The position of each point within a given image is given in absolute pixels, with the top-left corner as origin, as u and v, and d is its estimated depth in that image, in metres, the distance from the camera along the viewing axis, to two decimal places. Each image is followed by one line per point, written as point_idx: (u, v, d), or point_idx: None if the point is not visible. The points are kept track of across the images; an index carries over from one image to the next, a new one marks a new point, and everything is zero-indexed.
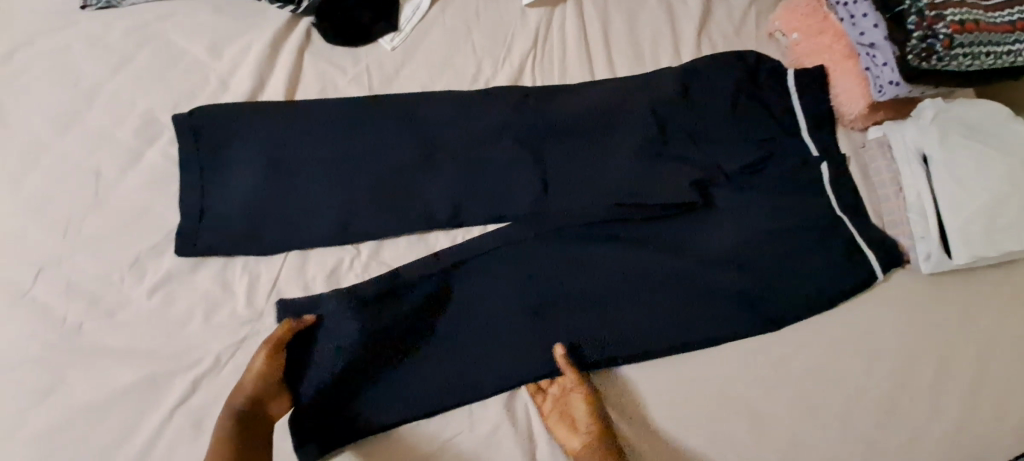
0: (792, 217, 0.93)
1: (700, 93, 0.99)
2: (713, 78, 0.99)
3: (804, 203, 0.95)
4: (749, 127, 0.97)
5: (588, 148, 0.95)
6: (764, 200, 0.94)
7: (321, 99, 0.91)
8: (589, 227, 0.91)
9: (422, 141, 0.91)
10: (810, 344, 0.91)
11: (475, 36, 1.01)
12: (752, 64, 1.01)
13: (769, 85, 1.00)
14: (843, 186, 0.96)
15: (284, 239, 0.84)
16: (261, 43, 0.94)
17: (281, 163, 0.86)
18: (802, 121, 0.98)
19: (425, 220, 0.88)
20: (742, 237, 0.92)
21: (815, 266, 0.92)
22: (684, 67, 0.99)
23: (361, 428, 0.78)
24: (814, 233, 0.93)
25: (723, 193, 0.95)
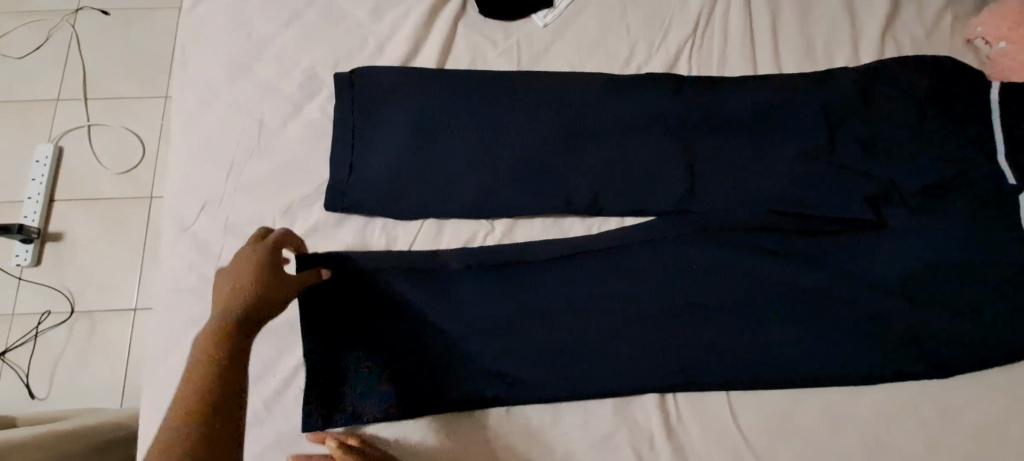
0: (978, 251, 0.81)
1: (880, 100, 0.88)
2: (899, 84, 0.88)
3: (995, 238, 0.82)
4: (936, 143, 0.86)
5: (745, 147, 0.87)
6: (946, 228, 0.82)
7: (474, 71, 0.90)
8: (737, 232, 0.84)
9: (568, 122, 0.88)
10: (981, 397, 0.80)
11: (630, 19, 0.96)
12: (947, 72, 0.88)
13: (966, 99, 0.88)
14: None
15: (425, 205, 0.84)
16: (419, 10, 0.94)
17: (430, 129, 0.86)
18: (1000, 142, 0.85)
19: (563, 204, 0.85)
20: (914, 266, 0.82)
21: (999, 311, 0.80)
22: (865, 69, 0.89)
23: (464, 401, 0.77)
24: (1003, 273, 0.81)
25: (896, 213, 0.84)
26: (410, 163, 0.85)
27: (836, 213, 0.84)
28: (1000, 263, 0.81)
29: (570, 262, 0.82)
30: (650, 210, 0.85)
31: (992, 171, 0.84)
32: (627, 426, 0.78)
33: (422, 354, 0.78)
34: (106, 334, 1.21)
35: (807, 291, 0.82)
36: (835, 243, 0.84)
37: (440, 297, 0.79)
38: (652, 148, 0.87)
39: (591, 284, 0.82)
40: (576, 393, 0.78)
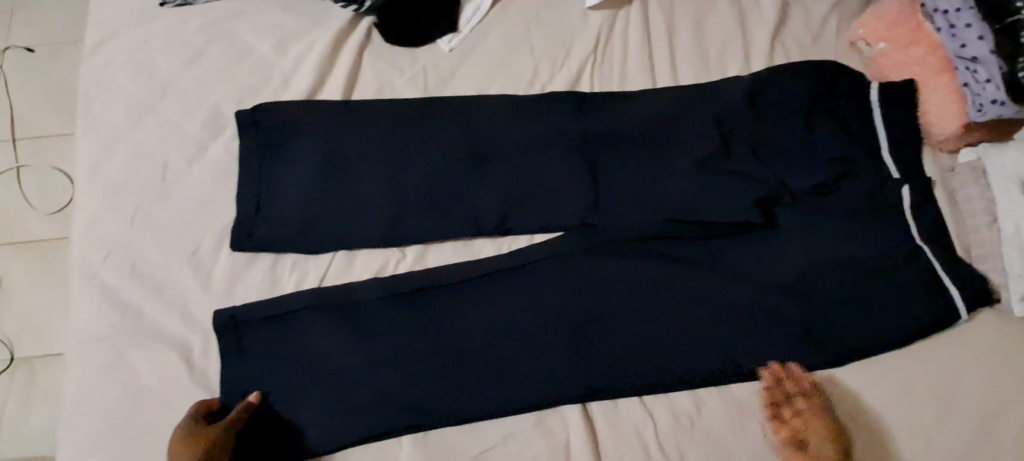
0: (864, 243, 0.87)
1: (769, 107, 0.93)
2: (787, 89, 0.93)
3: (879, 230, 0.87)
4: (823, 144, 0.91)
5: (645, 160, 0.91)
6: (831, 225, 0.88)
7: (378, 100, 0.92)
8: (640, 242, 0.87)
9: (473, 146, 0.90)
10: (877, 381, 0.84)
11: (534, 38, 0.99)
12: (829, 75, 0.93)
13: (849, 99, 0.92)
14: (923, 213, 0.88)
15: (335, 237, 0.85)
16: (322, 41, 0.95)
17: (336, 161, 0.88)
18: (881, 139, 0.91)
19: (472, 228, 0.87)
20: (804, 264, 0.87)
21: (884, 299, 0.85)
22: (754, 77, 0.94)
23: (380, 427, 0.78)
24: (887, 263, 0.86)
25: (787, 215, 0.89)
26: (319, 197, 0.86)
27: (734, 217, 0.87)
28: (882, 254, 0.86)
29: (480, 283, 0.85)
30: (556, 227, 0.88)
31: (872, 166, 0.90)
32: (544, 439, 0.80)
33: (337, 385, 0.79)
34: (49, 380, 1.18)
35: (710, 293, 0.86)
36: (734, 244, 0.89)
37: (356, 328, 0.81)
38: (558, 166, 0.90)
39: (502, 303, 0.84)
40: (491, 412, 0.80)
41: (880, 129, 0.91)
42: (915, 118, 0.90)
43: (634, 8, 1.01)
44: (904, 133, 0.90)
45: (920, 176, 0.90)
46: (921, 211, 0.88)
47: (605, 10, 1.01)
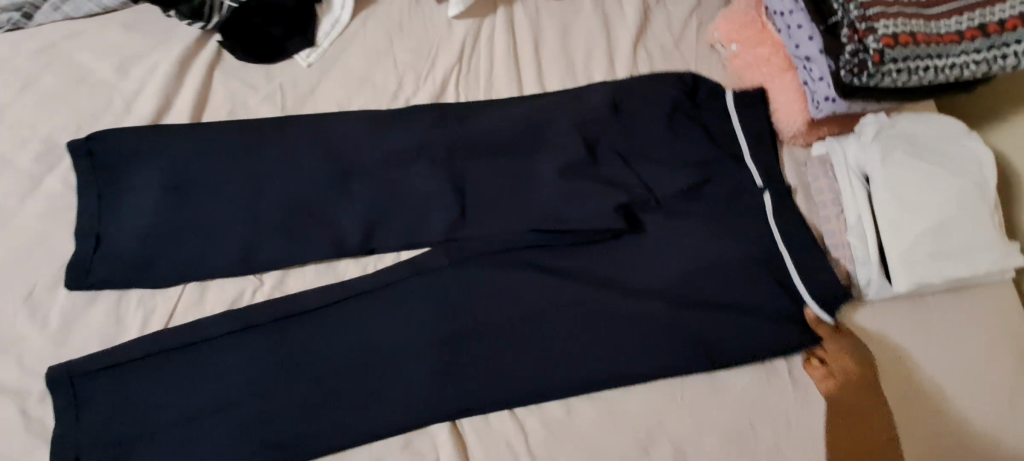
0: (724, 238, 0.89)
1: (632, 109, 0.94)
2: (645, 91, 0.95)
3: (737, 226, 0.89)
4: (682, 144, 0.93)
5: (510, 169, 0.91)
6: (694, 222, 0.90)
7: (228, 121, 0.87)
8: (507, 253, 0.87)
9: (331, 166, 0.87)
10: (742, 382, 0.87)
11: (397, 50, 0.97)
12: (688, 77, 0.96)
13: (706, 99, 0.95)
14: (783, 205, 0.89)
15: (184, 271, 0.81)
16: (167, 62, 0.90)
17: (186, 188, 0.84)
18: (740, 136, 0.92)
19: (331, 252, 0.84)
20: (668, 262, 0.89)
21: (744, 292, 0.87)
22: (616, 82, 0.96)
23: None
24: (746, 257, 0.88)
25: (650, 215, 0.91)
26: (162, 230, 0.81)
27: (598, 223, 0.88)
28: (742, 248, 0.88)
29: (342, 309, 0.83)
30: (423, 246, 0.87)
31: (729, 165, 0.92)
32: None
33: (189, 427, 0.76)
34: None
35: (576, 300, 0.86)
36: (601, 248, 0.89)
37: (208, 366, 0.78)
38: (421, 182, 0.88)
39: (365, 325, 0.83)
40: (357, 441, 0.78)
41: (735, 128, 0.93)
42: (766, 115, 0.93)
43: (499, 15, 1.01)
44: (758, 130, 0.92)
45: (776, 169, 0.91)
46: (775, 203, 0.89)
47: (470, 19, 1.00)
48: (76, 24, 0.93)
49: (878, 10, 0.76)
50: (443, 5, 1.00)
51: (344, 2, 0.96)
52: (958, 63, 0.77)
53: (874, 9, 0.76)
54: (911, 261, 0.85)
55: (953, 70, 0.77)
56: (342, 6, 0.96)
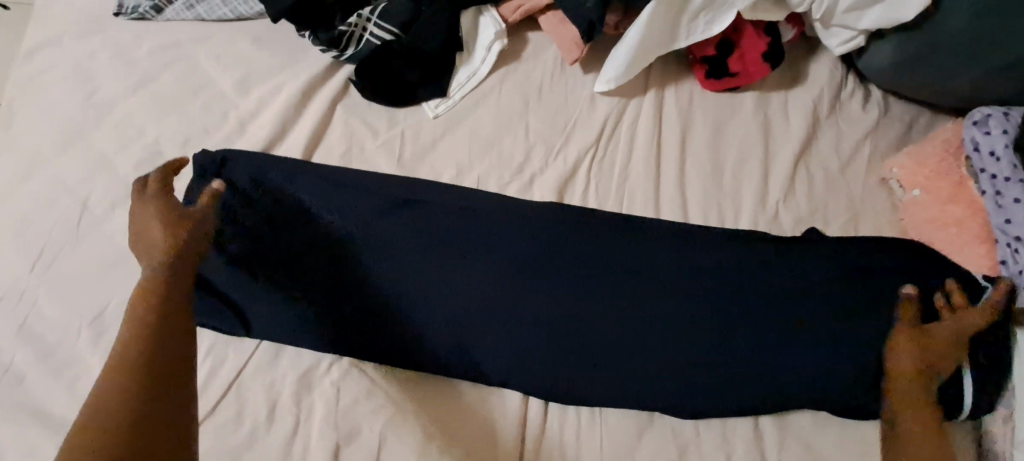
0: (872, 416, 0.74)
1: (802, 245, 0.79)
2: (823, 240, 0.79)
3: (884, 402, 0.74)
4: (841, 299, 0.77)
5: (648, 286, 0.78)
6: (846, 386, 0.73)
7: (356, 171, 0.80)
8: (633, 383, 0.75)
9: (449, 240, 0.77)
10: None
11: (531, 117, 0.87)
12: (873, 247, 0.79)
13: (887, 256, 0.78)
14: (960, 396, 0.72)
15: (286, 319, 0.74)
16: (293, 86, 0.83)
17: (303, 230, 0.76)
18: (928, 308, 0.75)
19: (441, 336, 0.74)
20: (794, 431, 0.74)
21: None
22: (768, 219, 0.85)
23: None
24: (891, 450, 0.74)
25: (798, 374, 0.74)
26: (269, 272, 0.75)
27: (737, 361, 0.75)
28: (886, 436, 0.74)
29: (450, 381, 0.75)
30: (537, 361, 0.75)
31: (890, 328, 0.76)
32: None
33: None
34: None
35: (690, 423, 0.75)
36: (738, 391, 0.74)
37: (375, 320, 0.74)
38: (544, 280, 0.77)
39: (473, 406, 0.74)
40: None
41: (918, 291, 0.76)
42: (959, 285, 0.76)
43: (648, 98, 0.91)
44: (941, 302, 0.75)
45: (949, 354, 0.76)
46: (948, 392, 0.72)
47: (616, 96, 0.90)
48: (205, 28, 0.88)
49: None
50: (591, 76, 0.90)
51: (486, 56, 0.88)
52: None
53: None
54: None
55: None
56: (483, 58, 0.88)
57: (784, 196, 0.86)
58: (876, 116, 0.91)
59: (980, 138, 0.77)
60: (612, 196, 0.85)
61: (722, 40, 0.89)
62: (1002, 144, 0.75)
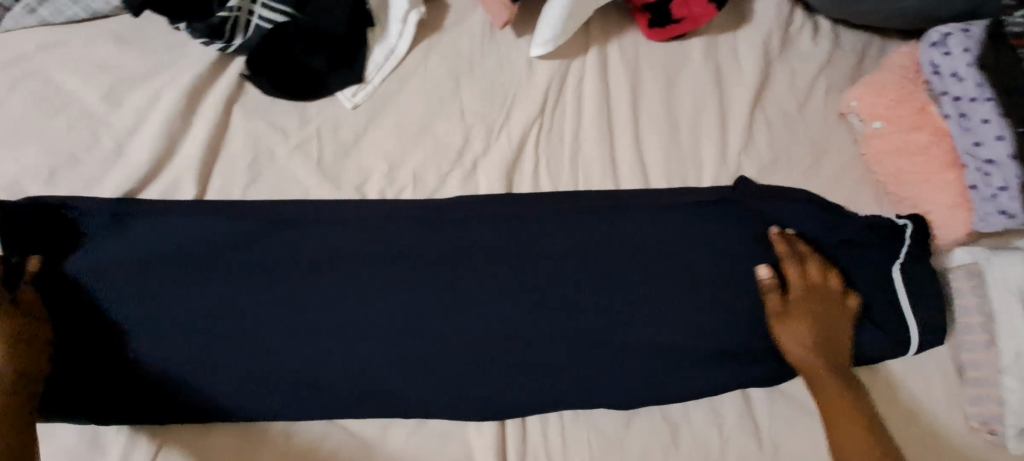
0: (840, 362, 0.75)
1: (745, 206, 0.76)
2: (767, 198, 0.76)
3: (864, 347, 0.75)
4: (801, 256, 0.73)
5: (610, 270, 0.73)
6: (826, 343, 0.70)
7: (272, 188, 0.70)
8: (610, 369, 0.71)
9: (320, 264, 0.68)
10: None
11: (465, 93, 0.77)
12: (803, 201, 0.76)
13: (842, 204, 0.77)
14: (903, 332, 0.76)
15: (135, 391, 0.64)
16: (175, 91, 0.70)
17: (210, 273, 0.66)
18: (878, 248, 0.76)
19: (368, 360, 0.68)
20: (773, 392, 0.73)
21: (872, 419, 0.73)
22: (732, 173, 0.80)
23: None
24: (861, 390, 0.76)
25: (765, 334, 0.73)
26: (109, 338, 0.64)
27: (709, 332, 0.73)
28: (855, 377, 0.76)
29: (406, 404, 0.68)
30: (506, 364, 0.70)
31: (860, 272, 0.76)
32: None
33: None
34: None
35: (675, 402, 0.71)
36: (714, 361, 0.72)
37: (319, 351, 0.67)
38: (490, 282, 0.71)
39: (434, 420, 0.68)
40: None
41: (860, 234, 0.76)
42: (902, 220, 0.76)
43: (591, 55, 0.82)
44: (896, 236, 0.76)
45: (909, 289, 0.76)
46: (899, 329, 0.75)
47: (556, 59, 0.81)
48: (54, 32, 0.72)
49: None
50: (524, 39, 0.81)
51: (403, 30, 0.76)
52: None
53: None
54: None
55: None
56: (400, 33, 0.76)
57: (744, 147, 0.81)
58: (827, 48, 0.86)
59: (940, 60, 0.72)
60: (565, 172, 0.77)
61: None
62: (965, 63, 0.70)
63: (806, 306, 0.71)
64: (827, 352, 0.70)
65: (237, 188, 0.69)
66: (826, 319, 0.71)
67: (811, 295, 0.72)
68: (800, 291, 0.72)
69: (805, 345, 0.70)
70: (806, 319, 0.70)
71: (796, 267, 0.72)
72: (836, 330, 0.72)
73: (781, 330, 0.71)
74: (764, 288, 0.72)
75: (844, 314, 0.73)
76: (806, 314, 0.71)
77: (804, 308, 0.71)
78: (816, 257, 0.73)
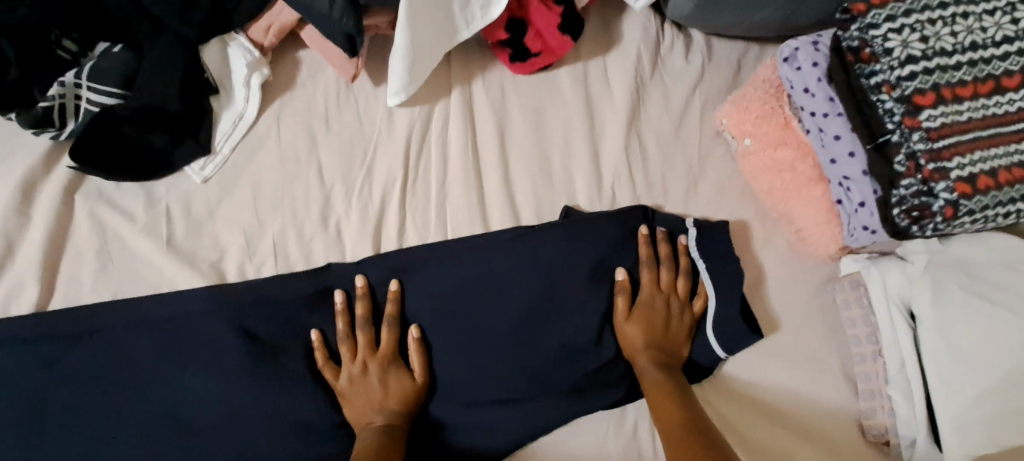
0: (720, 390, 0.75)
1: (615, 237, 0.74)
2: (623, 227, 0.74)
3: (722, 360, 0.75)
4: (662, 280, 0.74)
5: (479, 322, 0.71)
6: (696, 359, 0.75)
7: (121, 279, 0.68)
8: (491, 420, 0.71)
9: (175, 356, 0.66)
10: None
11: (321, 153, 0.75)
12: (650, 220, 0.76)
13: (712, 230, 0.76)
14: (784, 349, 0.76)
15: None
16: (7, 187, 0.68)
17: (58, 379, 0.64)
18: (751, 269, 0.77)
19: (229, 448, 0.65)
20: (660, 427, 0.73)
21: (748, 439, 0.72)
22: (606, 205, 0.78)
23: None
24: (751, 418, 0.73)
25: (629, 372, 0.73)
26: None
27: (585, 374, 0.72)
28: (746, 401, 0.74)
29: None
30: None
31: (709, 286, 0.74)
32: None
33: None
34: None
35: (561, 449, 0.71)
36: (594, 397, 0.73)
37: (181, 442, 0.65)
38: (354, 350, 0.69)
39: None
40: None
41: (732, 261, 0.75)
42: (762, 240, 0.78)
43: (453, 98, 0.80)
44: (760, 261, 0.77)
45: (782, 310, 0.76)
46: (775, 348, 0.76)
47: (416, 105, 0.79)
48: None
49: (952, 139, 0.61)
50: (382, 89, 0.78)
51: (248, 94, 0.74)
52: None
53: (947, 139, 0.61)
54: (968, 431, 0.68)
55: None
56: (245, 98, 0.74)
57: (618, 176, 0.79)
58: (700, 64, 0.84)
59: (792, 75, 0.70)
60: (433, 223, 0.75)
61: (515, 18, 0.79)
62: (814, 79, 0.68)
63: (651, 310, 0.72)
64: (661, 359, 0.71)
65: (85, 280, 0.68)
66: (669, 324, 0.72)
67: (657, 301, 0.73)
68: (645, 294, 0.73)
69: (643, 348, 0.71)
70: (646, 323, 0.71)
71: (647, 270, 0.73)
72: (678, 337, 0.73)
73: (626, 333, 0.72)
74: (615, 291, 0.73)
75: (689, 321, 0.74)
76: (648, 318, 0.72)
77: (649, 312, 0.72)
78: (665, 260, 0.74)
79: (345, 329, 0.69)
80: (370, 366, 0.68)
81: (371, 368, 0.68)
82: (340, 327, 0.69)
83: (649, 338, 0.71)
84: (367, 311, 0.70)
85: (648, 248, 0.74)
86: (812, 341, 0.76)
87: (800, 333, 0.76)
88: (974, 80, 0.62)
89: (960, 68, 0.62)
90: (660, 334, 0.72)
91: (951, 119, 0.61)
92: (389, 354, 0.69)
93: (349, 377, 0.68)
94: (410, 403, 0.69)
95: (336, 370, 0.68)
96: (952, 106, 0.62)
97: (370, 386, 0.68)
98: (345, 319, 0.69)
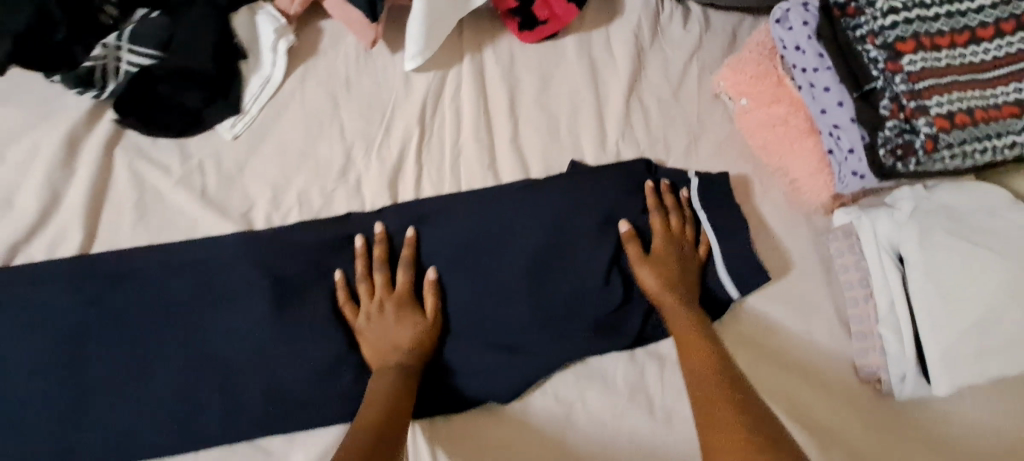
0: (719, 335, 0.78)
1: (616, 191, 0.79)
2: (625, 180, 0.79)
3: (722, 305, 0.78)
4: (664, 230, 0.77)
5: (493, 268, 0.75)
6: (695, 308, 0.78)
7: (159, 227, 0.73)
8: (503, 362, 0.74)
9: (209, 298, 0.71)
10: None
11: (343, 114, 0.80)
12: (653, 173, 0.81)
13: (711, 183, 0.81)
14: (780, 296, 0.80)
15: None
16: (53, 142, 0.72)
17: (102, 319, 0.69)
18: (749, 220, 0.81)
19: (260, 383, 0.69)
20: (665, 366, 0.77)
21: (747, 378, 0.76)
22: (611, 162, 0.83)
23: None
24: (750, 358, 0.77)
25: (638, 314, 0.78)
26: None
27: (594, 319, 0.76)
28: (746, 344, 0.78)
29: (303, 420, 0.70)
30: None
31: (710, 235, 0.79)
32: None
33: None
34: None
35: (571, 387, 0.75)
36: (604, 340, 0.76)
37: (215, 378, 0.69)
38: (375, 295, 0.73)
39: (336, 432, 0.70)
40: None
41: (731, 211, 0.80)
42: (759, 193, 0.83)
43: (466, 64, 0.85)
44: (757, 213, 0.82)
45: (778, 258, 0.81)
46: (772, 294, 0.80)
47: (431, 71, 0.84)
48: None
49: (930, 82, 0.66)
50: (399, 56, 0.84)
51: (275, 59, 0.79)
52: (1014, 143, 0.67)
53: (925, 82, 0.66)
54: (953, 363, 0.73)
55: (1008, 148, 0.67)
56: (272, 62, 0.79)
57: (621, 135, 0.84)
58: (697, 32, 0.90)
59: (784, 35, 0.74)
60: (448, 178, 0.80)
61: None
62: (805, 37, 0.72)
63: (665, 252, 0.76)
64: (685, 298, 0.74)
65: (125, 229, 0.72)
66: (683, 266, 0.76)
67: (669, 245, 0.77)
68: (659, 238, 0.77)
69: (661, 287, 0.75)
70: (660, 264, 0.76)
71: (656, 215, 0.78)
72: (692, 278, 0.77)
73: (642, 274, 0.76)
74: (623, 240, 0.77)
75: (697, 264, 0.78)
76: (662, 260, 0.76)
77: (663, 254, 0.76)
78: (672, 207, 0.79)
79: (363, 269, 0.74)
80: (386, 304, 0.72)
81: (387, 307, 0.72)
82: (359, 267, 0.74)
83: (666, 278, 0.75)
84: (385, 254, 0.74)
85: (654, 197, 0.79)
86: (805, 288, 0.81)
87: (793, 282, 0.81)
88: (952, 30, 0.67)
89: (937, 19, 0.67)
90: (676, 275, 0.75)
91: (930, 64, 0.66)
92: (405, 294, 0.73)
93: (366, 315, 0.72)
94: (424, 340, 0.72)
95: (354, 307, 0.73)
96: (930, 53, 0.67)
97: (386, 323, 0.72)
98: (364, 260, 0.74)
